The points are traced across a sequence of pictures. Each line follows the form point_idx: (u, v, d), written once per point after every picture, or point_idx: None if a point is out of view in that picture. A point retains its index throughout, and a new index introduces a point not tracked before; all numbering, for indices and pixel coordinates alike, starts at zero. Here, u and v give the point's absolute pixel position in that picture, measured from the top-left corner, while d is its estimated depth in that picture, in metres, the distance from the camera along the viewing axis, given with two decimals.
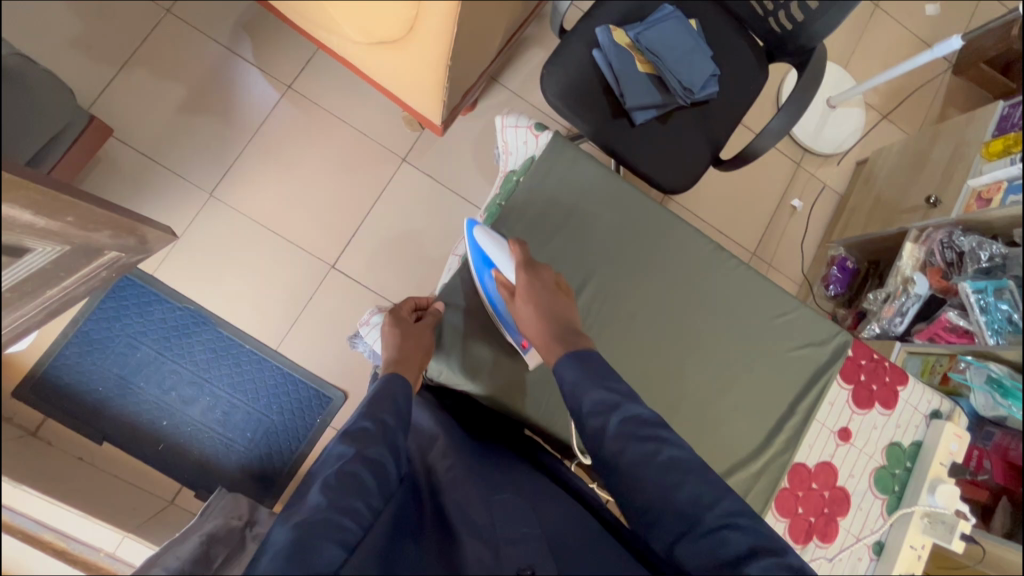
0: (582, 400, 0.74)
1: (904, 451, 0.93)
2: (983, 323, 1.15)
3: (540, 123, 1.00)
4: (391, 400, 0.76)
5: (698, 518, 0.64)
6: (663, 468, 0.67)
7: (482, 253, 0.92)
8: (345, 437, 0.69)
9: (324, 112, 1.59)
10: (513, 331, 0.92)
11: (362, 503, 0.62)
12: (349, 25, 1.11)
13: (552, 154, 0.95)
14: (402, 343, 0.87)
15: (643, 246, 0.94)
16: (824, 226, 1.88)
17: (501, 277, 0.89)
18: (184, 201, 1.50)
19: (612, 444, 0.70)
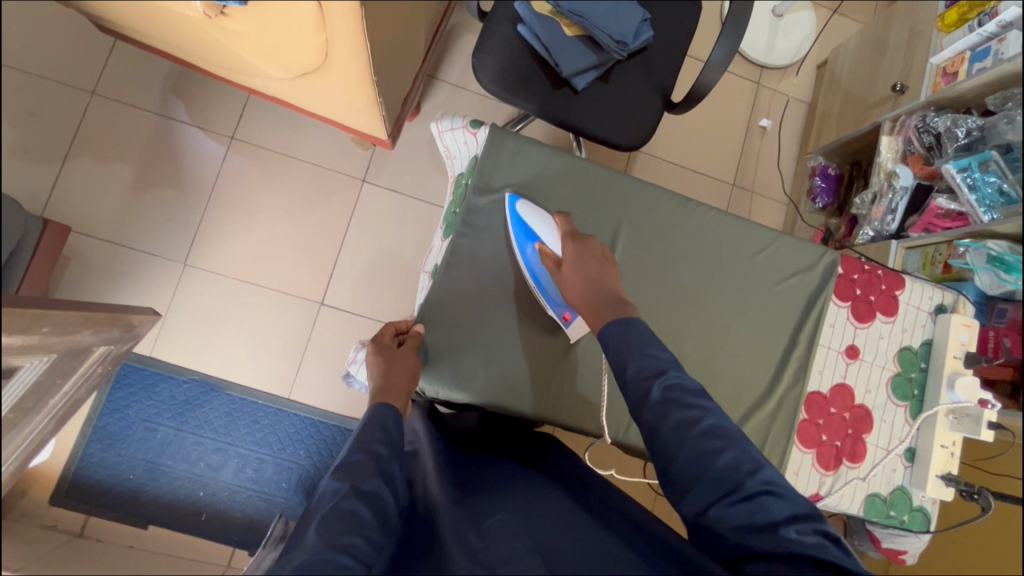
0: (627, 368, 0.73)
1: (916, 353, 0.91)
2: (974, 201, 1.14)
3: (475, 119, 0.97)
4: (383, 430, 0.77)
5: (737, 483, 0.63)
6: (704, 436, 0.66)
7: (524, 226, 0.91)
8: (337, 471, 0.70)
9: (272, 154, 1.56)
10: (554, 305, 0.92)
11: (361, 541, 0.64)
12: (267, 66, 1.08)
13: (496, 146, 0.93)
14: (383, 371, 0.86)
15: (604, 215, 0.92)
16: (798, 140, 1.84)
17: (548, 250, 0.89)
18: (160, 278, 1.49)
19: (654, 412, 0.69)
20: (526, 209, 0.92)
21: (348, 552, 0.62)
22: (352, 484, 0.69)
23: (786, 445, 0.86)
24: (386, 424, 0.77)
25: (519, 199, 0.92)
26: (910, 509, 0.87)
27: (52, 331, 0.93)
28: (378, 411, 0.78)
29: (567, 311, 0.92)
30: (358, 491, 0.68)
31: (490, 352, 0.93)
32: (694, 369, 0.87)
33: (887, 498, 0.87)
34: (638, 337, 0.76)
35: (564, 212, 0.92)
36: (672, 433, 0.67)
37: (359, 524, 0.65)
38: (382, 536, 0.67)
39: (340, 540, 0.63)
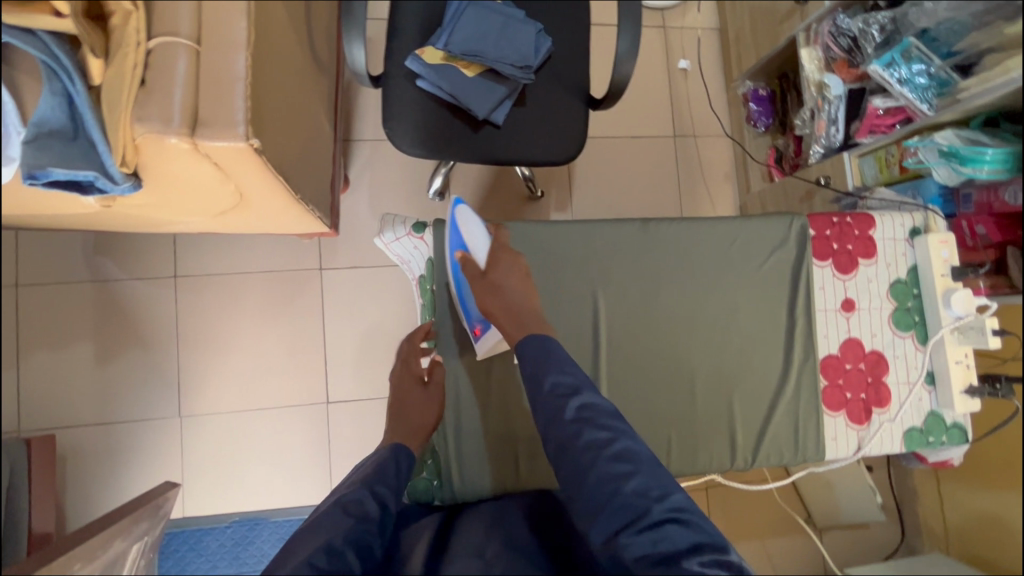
0: (544, 382, 0.75)
1: (906, 282, 0.93)
2: (909, 93, 1.15)
3: (418, 222, 0.95)
4: (385, 475, 0.78)
5: (646, 509, 0.63)
6: (615, 457, 0.66)
7: (459, 236, 0.93)
8: (339, 506, 0.70)
9: (221, 276, 1.50)
10: (467, 317, 0.91)
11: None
12: (183, 215, 1.02)
13: (448, 238, 0.93)
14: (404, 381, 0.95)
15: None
16: (720, 70, 1.81)
17: (469, 259, 0.89)
18: (162, 437, 1.43)
19: (569, 429, 0.70)
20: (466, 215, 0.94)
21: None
22: (348, 525, 0.68)
23: (816, 418, 0.89)
24: (397, 466, 0.80)
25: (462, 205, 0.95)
26: (946, 428, 0.91)
27: (84, 563, 0.89)
28: (384, 456, 0.81)
29: (477, 325, 0.91)
30: (347, 532, 0.67)
31: (514, 429, 0.94)
32: (707, 377, 0.89)
33: (922, 427, 0.91)
34: (556, 355, 0.78)
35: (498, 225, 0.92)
36: (583, 454, 0.68)
37: (338, 566, 0.63)
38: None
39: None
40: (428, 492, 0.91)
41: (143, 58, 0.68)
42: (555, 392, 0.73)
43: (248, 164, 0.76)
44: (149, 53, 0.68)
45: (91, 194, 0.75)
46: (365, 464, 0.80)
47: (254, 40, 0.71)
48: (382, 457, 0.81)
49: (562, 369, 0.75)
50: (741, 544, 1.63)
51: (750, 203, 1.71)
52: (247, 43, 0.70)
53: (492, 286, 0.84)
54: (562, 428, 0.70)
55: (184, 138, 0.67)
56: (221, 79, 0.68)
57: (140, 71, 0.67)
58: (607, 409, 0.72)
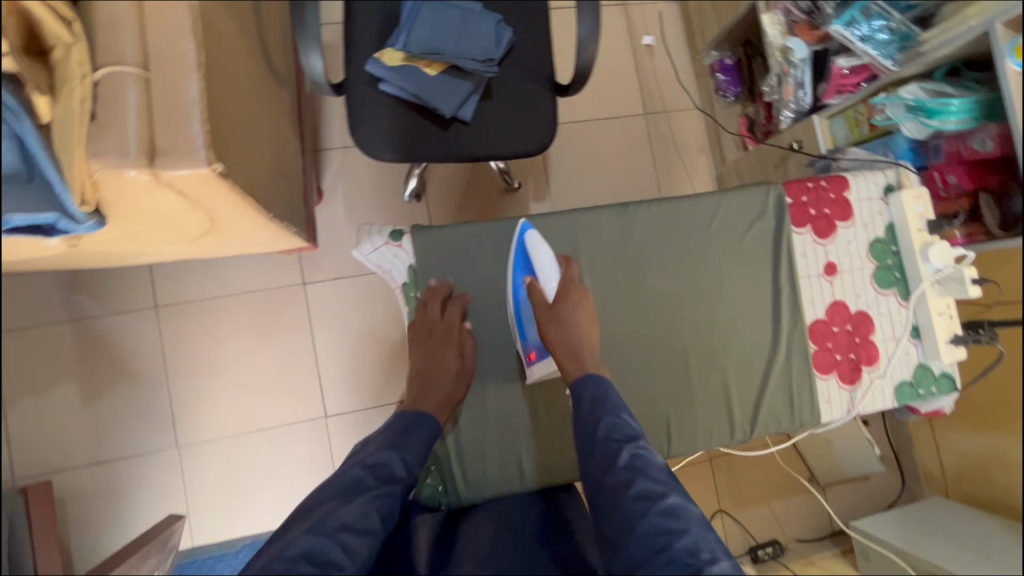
0: (596, 424, 0.75)
1: (885, 240, 0.94)
2: (872, 51, 1.15)
3: (394, 230, 0.94)
4: (408, 438, 0.81)
5: (698, 568, 0.59)
6: (666, 513, 0.64)
7: (523, 258, 0.92)
8: (364, 466, 0.76)
9: (203, 302, 1.47)
10: (524, 340, 0.93)
11: (362, 544, 0.67)
12: (156, 245, 1.00)
13: (428, 242, 0.93)
14: (432, 356, 0.91)
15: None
16: (685, 43, 1.80)
17: (537, 287, 0.88)
18: (161, 471, 1.42)
19: (619, 476, 0.69)
20: (533, 241, 0.90)
21: (347, 552, 0.65)
22: (373, 487, 0.73)
23: (809, 382, 0.90)
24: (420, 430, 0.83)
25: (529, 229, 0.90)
26: (934, 378, 0.92)
27: None
28: (405, 418, 0.84)
29: (533, 349, 0.93)
30: (371, 493, 0.72)
31: (515, 428, 0.93)
32: (700, 354, 0.90)
33: (912, 380, 0.92)
34: (610, 399, 0.79)
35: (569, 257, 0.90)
36: (633, 504, 0.66)
37: (364, 527, 0.69)
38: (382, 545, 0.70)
39: (342, 537, 0.66)
40: (434, 497, 0.91)
41: (90, 92, 0.65)
42: (608, 436, 0.73)
43: (214, 189, 0.74)
44: (96, 85, 0.66)
45: (56, 237, 0.73)
46: (390, 425, 0.84)
47: (205, 61, 0.68)
48: (402, 419, 0.85)
49: (619, 414, 0.75)
50: (749, 509, 1.66)
51: (727, 174, 1.71)
52: (198, 65, 0.67)
53: (554, 319, 0.85)
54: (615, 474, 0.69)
55: (144, 170, 0.65)
56: (176, 105, 0.66)
57: (88, 105, 0.64)
58: (661, 465, 0.71)
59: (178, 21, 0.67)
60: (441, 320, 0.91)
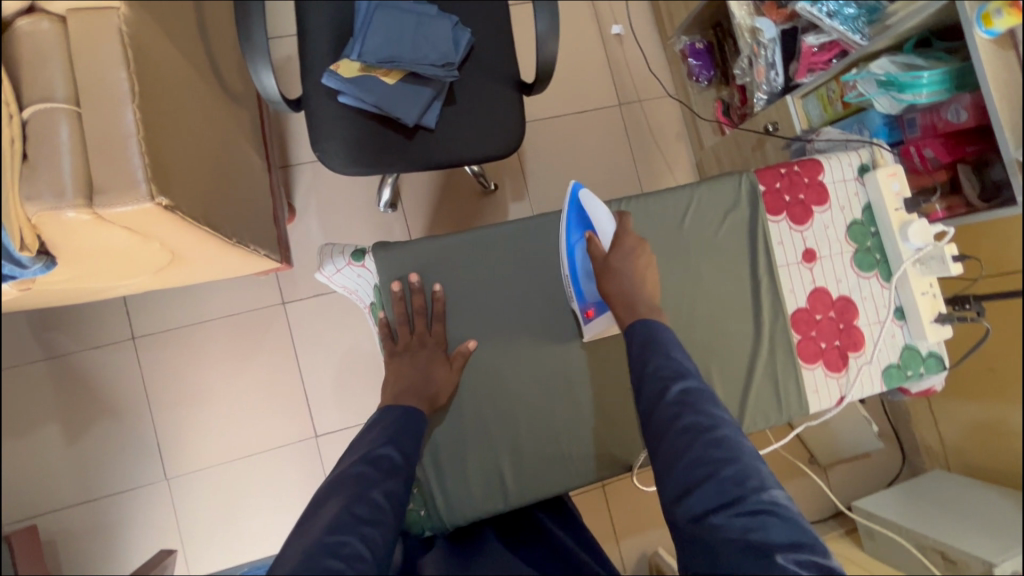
0: (648, 361, 0.73)
1: (863, 222, 0.92)
2: (840, 26, 1.13)
3: (356, 249, 0.91)
4: (405, 429, 0.81)
5: (741, 496, 0.60)
6: (712, 444, 0.64)
7: (579, 212, 0.89)
8: (366, 459, 0.75)
9: (182, 329, 1.44)
10: (579, 299, 0.90)
11: (380, 535, 0.68)
12: (119, 280, 0.97)
13: (391, 263, 0.90)
14: (415, 365, 0.88)
15: (519, 261, 0.93)
16: (654, 29, 1.77)
17: (595, 241, 0.87)
18: (152, 504, 1.39)
19: (667, 411, 0.68)
20: (587, 197, 0.89)
21: (367, 543, 0.66)
22: (379, 479, 0.73)
23: (794, 373, 0.88)
24: (415, 420, 0.82)
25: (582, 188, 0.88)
26: (922, 360, 0.91)
27: None
28: (396, 410, 0.83)
29: (589, 308, 0.90)
30: (382, 485, 0.73)
31: (499, 443, 0.90)
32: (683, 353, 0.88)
33: (899, 362, 0.90)
34: (665, 341, 0.75)
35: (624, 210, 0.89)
36: (681, 435, 0.65)
37: (378, 518, 0.69)
38: (397, 533, 0.71)
39: (361, 530, 0.66)
40: (418, 522, 0.88)
41: (19, 131, 0.62)
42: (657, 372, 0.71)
43: (166, 224, 0.72)
44: (25, 124, 0.63)
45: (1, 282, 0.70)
46: (380, 419, 0.82)
47: (140, 90, 0.65)
48: (391, 414, 0.83)
49: (670, 354, 0.73)
50: None
51: (705, 159, 1.68)
52: (133, 95, 0.64)
53: (608, 271, 0.83)
54: (662, 410, 0.68)
55: (83, 210, 0.62)
56: (111, 141, 0.63)
57: (18, 145, 0.62)
58: (712, 400, 0.69)
59: (108, 51, 0.64)
60: (428, 333, 0.90)
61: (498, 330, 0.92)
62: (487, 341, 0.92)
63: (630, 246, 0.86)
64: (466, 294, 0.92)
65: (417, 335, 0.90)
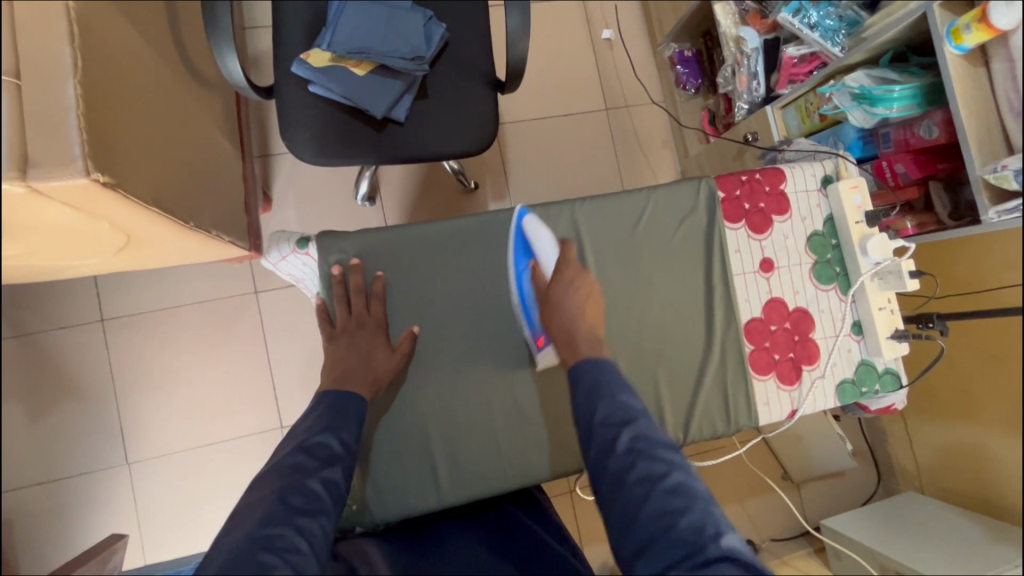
0: (595, 410, 0.71)
1: (824, 233, 0.91)
2: (819, 38, 1.13)
3: (303, 237, 0.90)
4: (343, 415, 0.80)
5: (700, 546, 0.59)
6: (669, 493, 0.63)
7: (521, 244, 0.89)
8: (303, 448, 0.74)
9: (151, 313, 1.44)
10: (530, 328, 0.90)
11: (318, 524, 0.67)
12: (77, 260, 0.97)
13: (333, 247, 0.89)
14: (355, 348, 0.86)
15: (475, 258, 0.92)
16: (644, 36, 1.77)
17: (540, 271, 0.88)
18: (111, 488, 1.38)
19: (620, 462, 0.67)
20: (532, 226, 0.89)
21: (304, 534, 0.65)
22: (315, 468, 0.72)
23: (744, 384, 0.86)
24: (355, 409, 0.81)
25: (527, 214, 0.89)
26: (878, 376, 0.90)
27: None
28: (335, 396, 0.81)
29: (539, 335, 0.90)
30: (320, 473, 0.72)
31: (445, 441, 0.89)
32: (634, 358, 0.87)
33: (854, 378, 0.89)
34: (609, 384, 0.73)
35: (568, 240, 0.89)
36: (635, 487, 0.65)
37: (316, 507, 0.69)
38: (337, 523, 0.71)
39: (297, 521, 0.66)
40: (349, 517, 0.86)
41: None
42: (608, 421, 0.70)
43: (108, 202, 0.71)
44: None
45: None
46: (316, 407, 0.81)
47: (83, 66, 0.65)
48: (328, 401, 0.82)
49: (616, 399, 0.72)
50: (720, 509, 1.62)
51: (689, 167, 1.68)
52: (75, 69, 0.64)
53: (551, 304, 0.82)
54: (615, 461, 0.67)
55: (16, 182, 0.62)
56: (48, 114, 0.62)
57: None
58: (661, 445, 0.68)
59: (53, 25, 0.64)
60: (367, 312, 0.88)
61: (450, 325, 0.91)
62: (439, 336, 0.91)
63: (573, 277, 0.84)
64: (418, 288, 0.91)
65: (356, 320, 0.88)
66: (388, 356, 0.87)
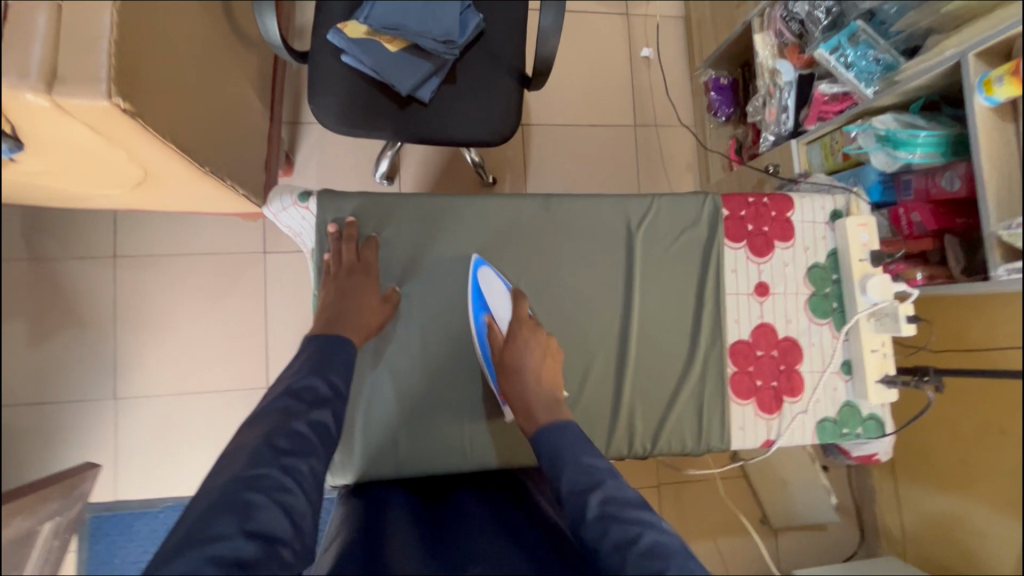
0: (562, 478, 0.69)
1: (825, 267, 0.93)
2: (854, 78, 1.13)
3: (304, 192, 0.92)
4: (333, 360, 0.80)
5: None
6: (646, 555, 0.58)
7: (476, 293, 0.90)
8: (292, 392, 0.75)
9: (163, 258, 1.48)
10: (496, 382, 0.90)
11: (306, 466, 0.68)
12: (96, 189, 1.00)
13: (331, 206, 0.90)
14: (346, 295, 0.85)
15: (471, 240, 0.92)
16: (683, 59, 1.77)
17: (495, 326, 0.89)
18: (97, 419, 1.41)
19: (593, 531, 0.62)
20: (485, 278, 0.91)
21: (291, 474, 0.66)
22: (302, 411, 0.73)
23: (722, 403, 0.89)
24: (345, 355, 0.82)
25: (483, 265, 0.90)
26: (862, 420, 0.91)
27: None
28: (323, 341, 0.82)
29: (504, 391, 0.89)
30: (309, 417, 0.73)
31: (419, 413, 0.90)
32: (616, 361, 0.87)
33: (836, 418, 0.91)
34: (570, 445, 0.73)
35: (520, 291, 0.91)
36: (612, 556, 0.59)
37: (304, 449, 0.69)
38: (325, 464, 0.71)
39: (282, 462, 0.67)
40: None
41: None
42: (574, 489, 0.67)
43: (127, 129, 0.74)
44: None
45: None
46: (306, 352, 0.82)
47: None
48: (319, 347, 0.81)
49: (580, 461, 0.70)
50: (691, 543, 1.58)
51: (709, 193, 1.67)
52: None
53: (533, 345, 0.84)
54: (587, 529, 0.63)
55: (42, 95, 0.64)
56: (85, 36, 0.66)
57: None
58: (636, 505, 0.64)
59: None
60: (358, 260, 0.89)
61: (440, 303, 0.92)
62: (426, 311, 0.92)
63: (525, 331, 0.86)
64: (411, 260, 0.92)
65: (347, 268, 0.88)
66: (377, 310, 0.88)
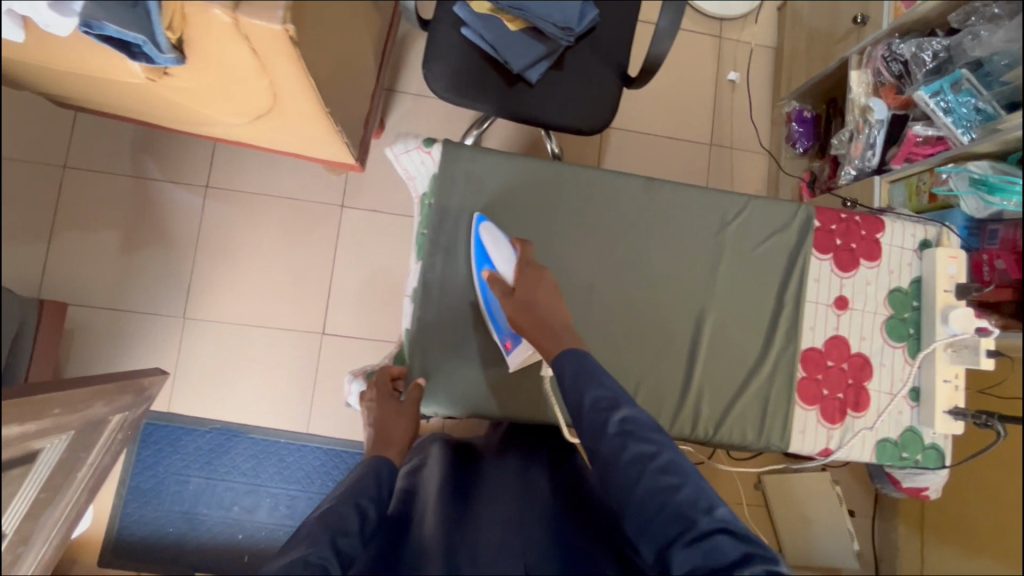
0: (583, 396, 0.75)
1: (907, 293, 0.97)
2: (951, 124, 1.14)
3: (428, 138, 0.97)
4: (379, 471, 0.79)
5: (691, 521, 0.62)
6: (662, 471, 0.66)
7: (482, 250, 0.94)
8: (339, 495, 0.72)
9: (249, 195, 1.57)
10: (500, 330, 0.93)
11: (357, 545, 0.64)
12: (223, 114, 1.08)
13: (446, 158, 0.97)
14: (383, 421, 0.90)
15: (566, 212, 0.96)
16: (768, 88, 1.80)
17: (497, 276, 0.90)
18: (166, 333, 1.50)
19: (610, 445, 0.70)
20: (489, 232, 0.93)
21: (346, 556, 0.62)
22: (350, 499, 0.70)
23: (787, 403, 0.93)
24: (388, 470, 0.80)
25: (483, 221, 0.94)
26: (922, 448, 0.94)
27: (64, 410, 0.94)
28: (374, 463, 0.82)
29: (508, 337, 0.93)
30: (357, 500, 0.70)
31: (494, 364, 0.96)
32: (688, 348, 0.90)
33: (897, 441, 0.94)
34: (591, 368, 0.78)
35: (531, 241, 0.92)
36: (629, 467, 0.67)
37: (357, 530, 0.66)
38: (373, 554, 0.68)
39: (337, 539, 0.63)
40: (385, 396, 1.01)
41: None
42: (595, 405, 0.73)
43: (283, 56, 0.82)
44: None
45: (138, 60, 0.80)
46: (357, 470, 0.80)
47: None
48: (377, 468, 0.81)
49: (601, 385, 0.76)
50: None
51: None
52: None
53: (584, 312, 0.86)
54: (606, 442, 0.70)
55: (228, 12, 0.71)
56: None
57: None
58: (650, 426, 0.72)
59: None
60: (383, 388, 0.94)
61: None
62: None
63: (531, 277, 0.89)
64: (505, 222, 0.97)
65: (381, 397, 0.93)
66: (406, 416, 0.91)
